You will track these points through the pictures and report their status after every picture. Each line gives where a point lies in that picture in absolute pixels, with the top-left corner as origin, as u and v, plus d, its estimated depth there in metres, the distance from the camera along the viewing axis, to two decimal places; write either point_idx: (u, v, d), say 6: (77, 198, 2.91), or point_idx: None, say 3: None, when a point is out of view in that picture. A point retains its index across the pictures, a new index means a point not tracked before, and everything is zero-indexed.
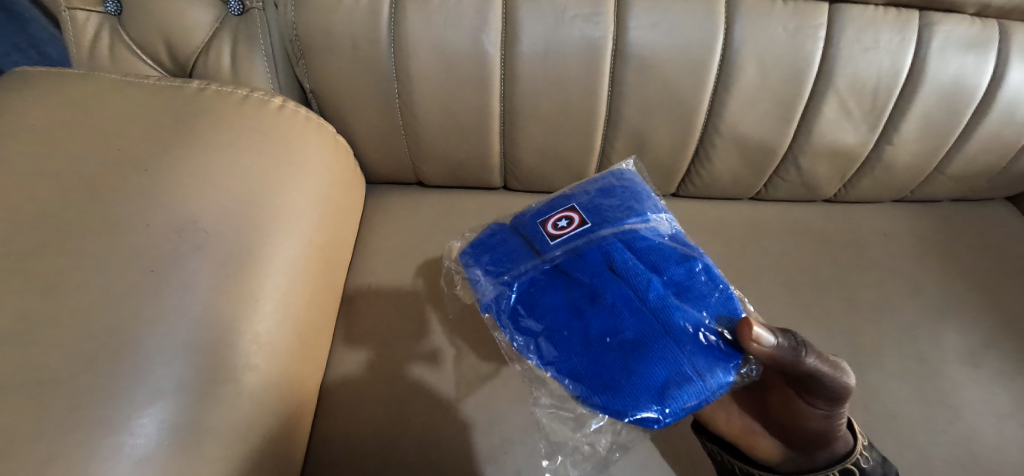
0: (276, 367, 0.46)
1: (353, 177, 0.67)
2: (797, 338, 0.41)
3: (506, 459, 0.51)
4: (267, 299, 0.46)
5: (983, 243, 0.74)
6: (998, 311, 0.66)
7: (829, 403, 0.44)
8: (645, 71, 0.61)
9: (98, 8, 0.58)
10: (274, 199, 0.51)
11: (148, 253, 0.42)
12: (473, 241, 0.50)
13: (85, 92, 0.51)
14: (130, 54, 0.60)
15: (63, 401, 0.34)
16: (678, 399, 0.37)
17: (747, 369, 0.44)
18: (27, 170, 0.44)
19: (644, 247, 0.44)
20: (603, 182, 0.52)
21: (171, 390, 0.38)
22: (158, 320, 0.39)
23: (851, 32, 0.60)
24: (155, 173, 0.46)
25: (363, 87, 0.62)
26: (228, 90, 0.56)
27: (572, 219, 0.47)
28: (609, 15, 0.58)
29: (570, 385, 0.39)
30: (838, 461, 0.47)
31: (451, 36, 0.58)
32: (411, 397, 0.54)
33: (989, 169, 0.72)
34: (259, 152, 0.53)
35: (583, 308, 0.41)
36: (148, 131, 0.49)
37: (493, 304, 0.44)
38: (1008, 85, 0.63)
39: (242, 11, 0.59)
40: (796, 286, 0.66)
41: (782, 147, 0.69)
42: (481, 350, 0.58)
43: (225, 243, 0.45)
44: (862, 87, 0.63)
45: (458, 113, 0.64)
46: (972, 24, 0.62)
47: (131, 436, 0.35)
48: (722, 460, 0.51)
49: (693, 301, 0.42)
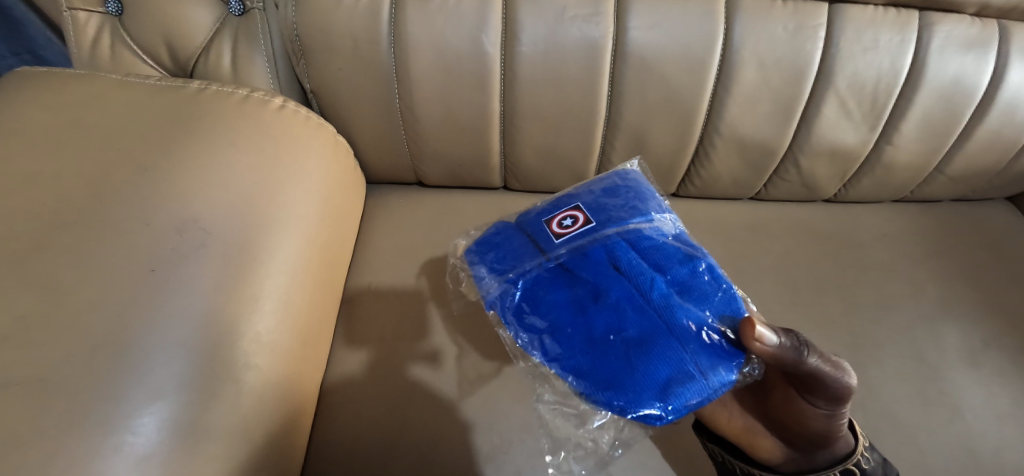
0: (277, 366, 0.46)
1: (354, 177, 0.68)
2: (799, 337, 0.41)
3: (505, 458, 0.51)
4: (268, 298, 0.47)
5: (983, 243, 0.74)
6: (998, 311, 0.66)
7: (830, 403, 0.44)
8: (645, 71, 0.61)
9: (98, 9, 0.58)
10: (275, 199, 0.51)
11: (149, 253, 0.42)
12: (477, 239, 0.50)
13: (86, 92, 0.52)
14: (131, 55, 0.60)
15: (63, 400, 0.34)
16: (681, 397, 0.37)
17: (749, 368, 0.44)
18: (28, 169, 0.44)
19: (648, 246, 0.44)
20: (608, 182, 0.52)
21: (172, 388, 0.38)
22: (160, 319, 0.39)
23: (851, 33, 0.60)
24: (156, 173, 0.46)
25: (363, 87, 0.62)
26: (229, 90, 0.56)
27: (576, 217, 0.47)
28: (608, 15, 0.58)
29: (574, 382, 0.39)
30: (839, 462, 0.47)
31: (451, 37, 0.58)
32: (410, 396, 0.54)
33: (989, 169, 0.72)
34: (262, 152, 0.53)
35: (587, 306, 0.41)
36: (149, 131, 0.50)
37: (497, 301, 0.44)
38: (1007, 85, 0.63)
39: (243, 12, 0.59)
40: (796, 286, 0.66)
41: (781, 147, 0.69)
42: (481, 350, 0.58)
43: (226, 243, 0.46)
44: (861, 87, 0.63)
45: (458, 113, 0.64)
46: (972, 24, 0.62)
47: (132, 435, 0.35)
48: (723, 460, 0.51)
49: (696, 300, 0.42)
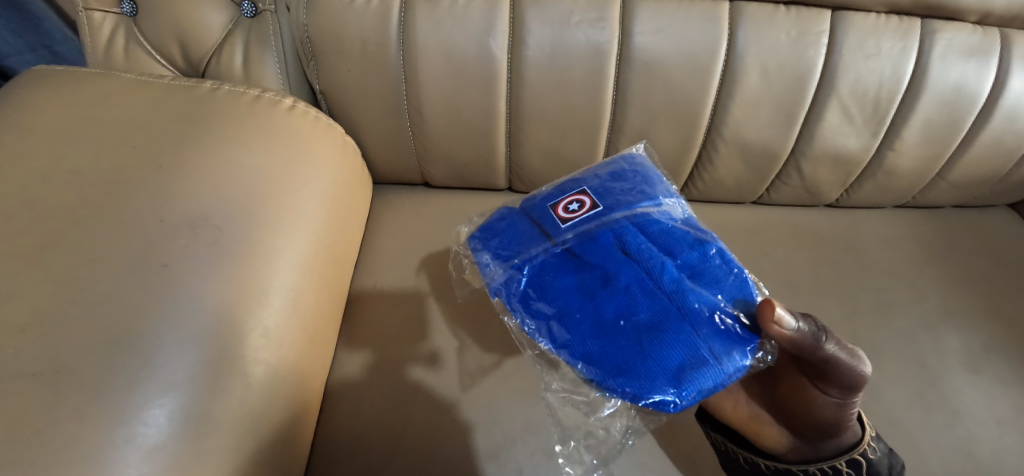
0: (283, 357, 0.46)
1: (361, 175, 0.69)
2: (816, 323, 0.42)
3: (507, 456, 0.51)
4: (274, 289, 0.47)
5: (985, 249, 0.75)
6: (999, 317, 0.66)
7: (844, 391, 0.44)
8: (650, 76, 0.62)
9: (114, 9, 0.59)
10: (282, 193, 0.52)
11: (161, 246, 0.43)
12: (482, 226, 0.51)
13: (100, 92, 0.53)
14: (144, 55, 0.61)
15: (76, 391, 0.35)
16: (694, 383, 0.37)
17: (763, 353, 0.43)
18: (43, 166, 0.45)
19: (656, 230, 0.45)
20: (614, 167, 0.53)
21: (182, 379, 0.38)
22: (173, 312, 0.40)
23: (853, 40, 0.61)
24: (171, 169, 0.47)
25: (371, 88, 0.63)
26: (241, 89, 0.57)
27: (583, 202, 0.48)
28: (613, 20, 0.59)
29: (584, 368, 0.39)
30: (846, 452, 0.48)
31: (459, 40, 0.59)
32: (413, 394, 0.55)
33: (991, 176, 0.73)
34: (273, 148, 0.54)
35: (595, 291, 0.42)
36: (163, 129, 0.50)
37: (502, 288, 0.45)
38: (1009, 92, 0.64)
39: (255, 14, 0.60)
40: (796, 290, 0.67)
41: (784, 152, 0.69)
42: (482, 346, 0.59)
43: (235, 235, 0.47)
44: (863, 94, 0.64)
45: (464, 114, 0.65)
46: (974, 32, 0.62)
47: (143, 425, 0.35)
48: (727, 449, 0.52)
49: (708, 284, 0.42)
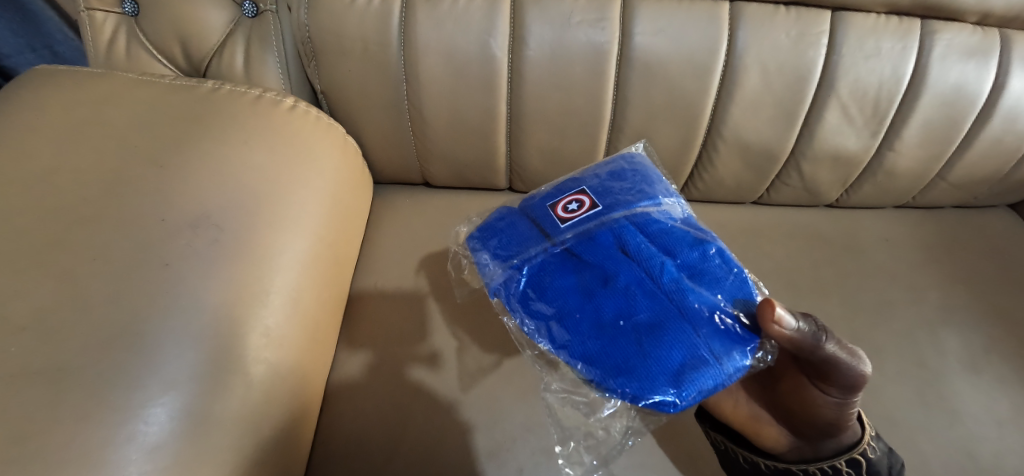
0: (283, 357, 0.46)
1: (362, 175, 0.69)
2: (816, 323, 0.42)
3: (507, 455, 0.51)
4: (275, 288, 0.47)
5: (984, 249, 0.75)
6: (999, 318, 0.66)
7: (844, 391, 0.44)
8: (650, 76, 0.62)
9: (115, 9, 0.59)
10: (283, 193, 0.52)
11: (162, 246, 0.43)
12: (481, 226, 0.51)
13: (101, 91, 0.53)
14: (146, 55, 0.61)
15: (78, 390, 0.35)
16: (694, 383, 0.37)
17: (763, 353, 0.43)
18: (44, 166, 0.45)
19: (656, 230, 0.45)
20: (614, 166, 0.53)
21: (183, 379, 0.38)
22: (174, 311, 0.40)
23: (853, 40, 0.61)
24: (172, 169, 0.48)
25: (371, 88, 0.63)
26: (242, 89, 0.57)
27: (582, 202, 0.48)
28: (614, 21, 0.59)
29: (583, 368, 0.40)
30: (845, 452, 0.48)
31: (459, 40, 0.60)
32: (414, 394, 0.55)
33: (991, 177, 0.73)
34: (274, 148, 0.54)
35: (595, 291, 0.42)
36: (164, 129, 0.51)
37: (502, 287, 0.45)
38: (1009, 93, 0.64)
39: (256, 14, 0.60)
40: (796, 290, 0.67)
41: (784, 152, 0.69)
42: (482, 346, 0.59)
43: (236, 234, 0.47)
44: (863, 94, 0.64)
45: (465, 114, 0.65)
46: (973, 32, 0.62)
47: (145, 424, 0.35)
48: (726, 448, 0.52)
49: (708, 284, 0.43)
